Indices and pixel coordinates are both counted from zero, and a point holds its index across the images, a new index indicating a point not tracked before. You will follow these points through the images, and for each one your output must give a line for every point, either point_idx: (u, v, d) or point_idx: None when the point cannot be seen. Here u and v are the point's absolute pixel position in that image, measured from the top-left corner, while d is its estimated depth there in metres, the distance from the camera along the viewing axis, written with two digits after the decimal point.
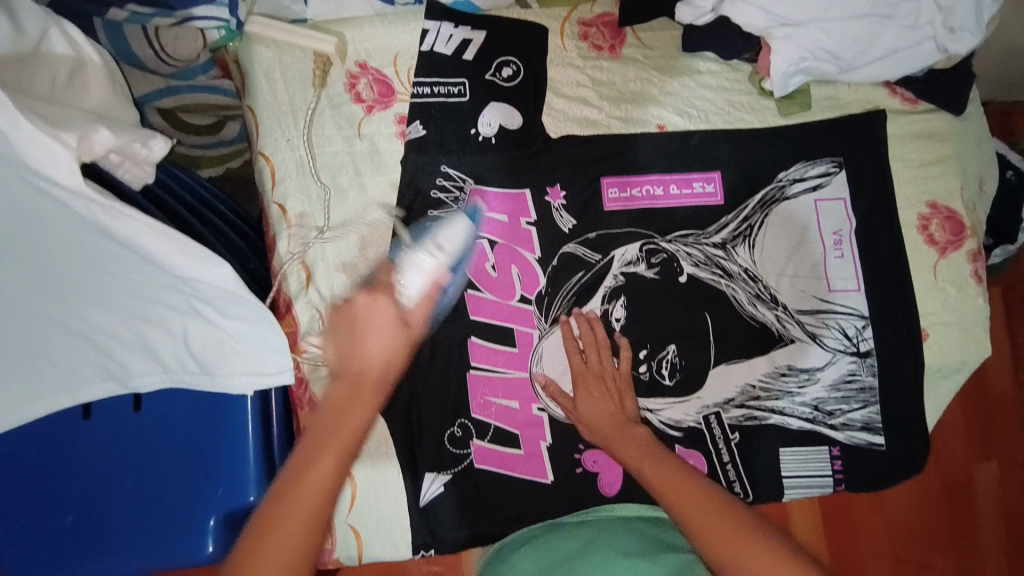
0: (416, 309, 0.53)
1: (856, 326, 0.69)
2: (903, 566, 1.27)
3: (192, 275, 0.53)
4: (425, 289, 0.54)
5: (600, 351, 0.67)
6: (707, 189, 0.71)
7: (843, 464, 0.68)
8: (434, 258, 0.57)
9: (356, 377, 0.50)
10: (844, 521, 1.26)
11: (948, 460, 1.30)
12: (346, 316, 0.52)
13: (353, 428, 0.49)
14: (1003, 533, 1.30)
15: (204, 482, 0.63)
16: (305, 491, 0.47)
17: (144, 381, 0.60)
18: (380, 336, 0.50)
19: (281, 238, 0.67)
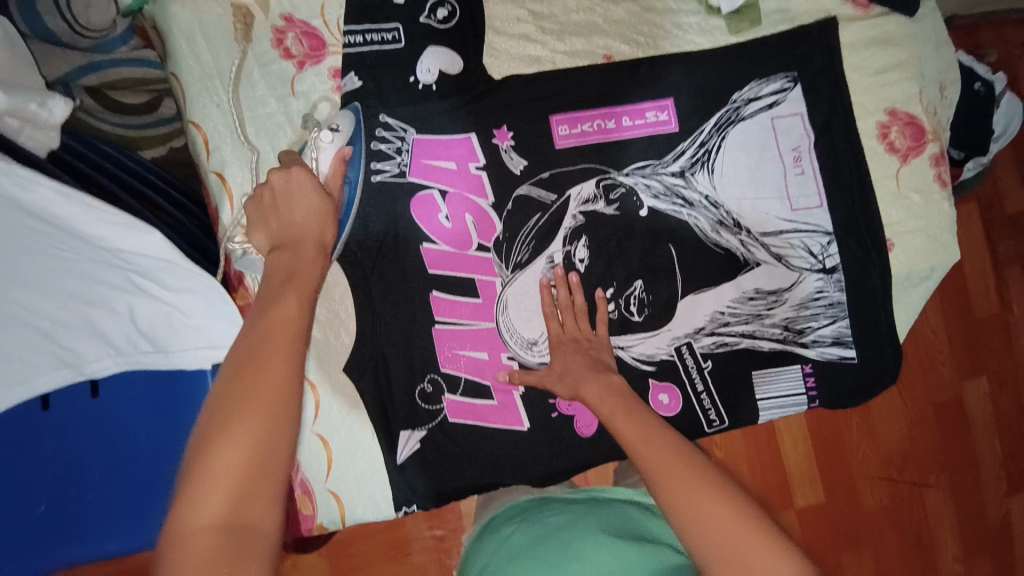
0: (329, 182, 0.57)
1: (820, 242, 0.68)
2: (898, 488, 1.30)
3: (125, 244, 0.55)
4: (334, 163, 0.59)
5: (577, 316, 0.65)
6: (660, 117, 0.69)
7: (817, 380, 0.68)
8: (333, 136, 0.61)
9: (298, 242, 0.51)
10: (836, 449, 1.28)
11: (937, 382, 1.32)
12: (266, 197, 0.53)
13: (306, 269, 0.48)
14: (991, 447, 1.34)
15: (173, 461, 0.63)
16: (272, 325, 0.43)
17: (96, 367, 0.58)
18: (303, 203, 0.52)
19: (224, 207, 0.65)
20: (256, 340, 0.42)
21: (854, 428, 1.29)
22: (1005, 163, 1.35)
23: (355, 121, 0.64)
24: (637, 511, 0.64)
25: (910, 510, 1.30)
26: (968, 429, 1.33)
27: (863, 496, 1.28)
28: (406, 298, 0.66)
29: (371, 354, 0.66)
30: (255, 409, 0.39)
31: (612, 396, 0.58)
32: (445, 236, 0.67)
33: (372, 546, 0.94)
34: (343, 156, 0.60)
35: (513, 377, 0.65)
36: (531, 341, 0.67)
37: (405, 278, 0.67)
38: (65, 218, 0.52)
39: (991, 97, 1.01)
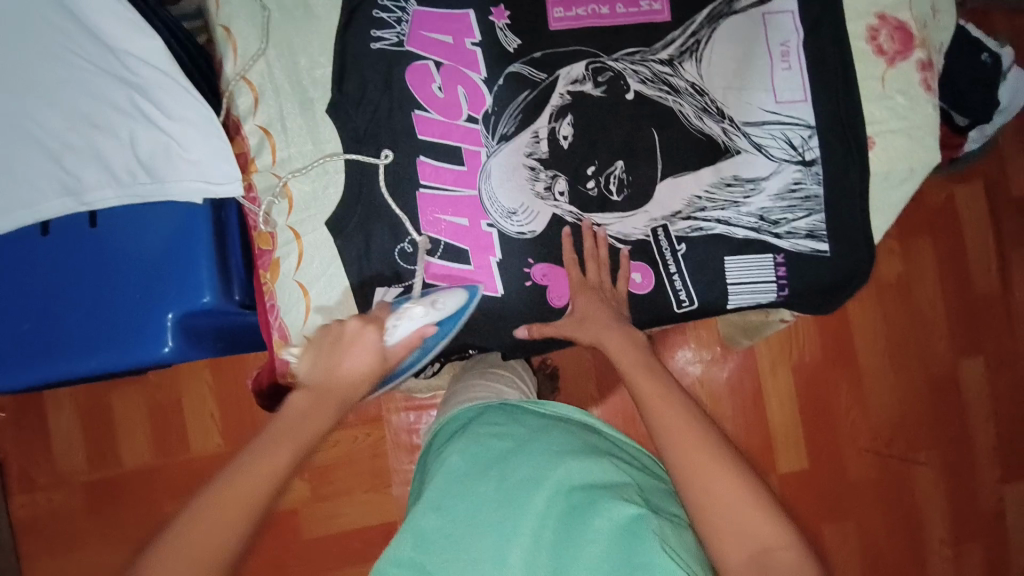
0: (394, 352, 0.61)
1: (801, 136, 0.69)
2: (887, 462, 1.29)
3: (130, 48, 0.61)
4: (408, 339, 0.61)
5: (599, 269, 0.68)
6: (653, 7, 0.71)
7: (788, 270, 0.69)
8: (424, 312, 0.63)
9: (328, 392, 0.56)
10: (828, 419, 1.28)
11: (933, 358, 1.31)
12: (334, 336, 0.59)
13: (316, 423, 0.54)
14: (988, 429, 1.31)
15: (157, 286, 0.64)
16: (249, 472, 0.49)
17: (98, 194, 0.62)
18: (357, 359, 0.58)
19: (228, 59, 0.68)
20: (238, 474, 0.49)
21: (842, 397, 1.28)
22: (1017, 143, 1.31)
23: (460, 307, 0.65)
24: (582, 429, 0.63)
25: (896, 481, 1.29)
26: (962, 406, 1.31)
27: (849, 467, 1.28)
28: (394, 160, 0.68)
29: (357, 212, 0.68)
30: (227, 517, 0.46)
31: (598, 316, 0.66)
32: (436, 105, 0.69)
33: (356, 473, 1.07)
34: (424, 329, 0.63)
35: (533, 334, 0.68)
36: (510, 210, 0.69)
37: (395, 141, 0.69)
38: (92, 17, 0.61)
39: (998, 67, 1.00)
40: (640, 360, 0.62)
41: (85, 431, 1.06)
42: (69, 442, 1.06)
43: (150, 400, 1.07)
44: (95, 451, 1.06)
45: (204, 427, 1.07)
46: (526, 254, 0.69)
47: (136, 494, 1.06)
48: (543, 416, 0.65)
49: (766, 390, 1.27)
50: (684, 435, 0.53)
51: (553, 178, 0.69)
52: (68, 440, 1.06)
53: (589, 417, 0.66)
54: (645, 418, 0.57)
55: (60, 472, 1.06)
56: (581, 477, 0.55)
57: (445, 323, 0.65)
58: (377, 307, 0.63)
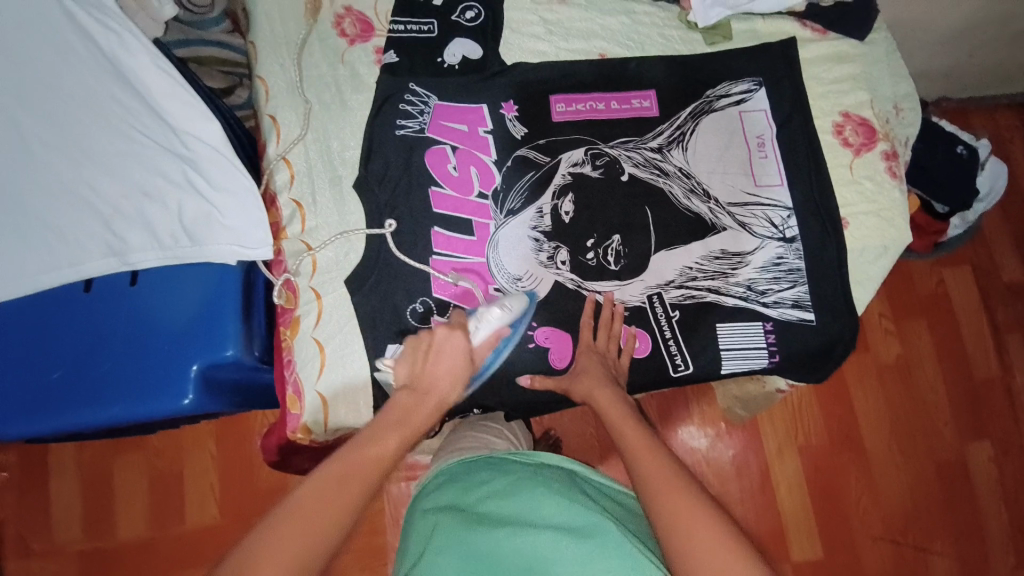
0: (479, 351, 0.66)
1: (781, 215, 0.76)
2: (902, 551, 1.24)
3: (191, 130, 0.71)
4: (487, 340, 0.67)
5: (610, 338, 0.71)
6: (644, 104, 0.81)
7: (777, 337, 0.73)
8: (501, 315, 0.68)
9: (427, 393, 0.60)
10: (836, 503, 1.25)
11: (939, 441, 1.29)
12: (424, 344, 0.63)
13: (420, 418, 0.59)
14: (1005, 517, 1.27)
15: (184, 341, 0.68)
16: (361, 458, 0.53)
17: (141, 257, 0.68)
18: (450, 363, 0.62)
19: (271, 142, 0.78)
20: (352, 460, 0.52)
21: (844, 475, 1.26)
22: (1000, 228, 1.38)
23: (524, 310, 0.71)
24: (561, 474, 0.62)
25: (912, 573, 1.22)
26: (975, 492, 1.27)
27: (862, 556, 1.23)
28: (411, 231, 0.76)
29: (374, 276, 0.74)
30: (336, 499, 0.49)
31: (598, 379, 0.67)
32: (451, 182, 0.78)
33: (353, 547, 1.04)
34: (498, 330, 0.68)
35: (534, 383, 0.70)
36: (516, 276, 0.75)
37: (413, 214, 0.76)
38: (161, 104, 0.71)
39: (973, 160, 1.12)
40: (631, 421, 0.63)
41: (85, 495, 1.06)
42: (67, 507, 1.05)
43: (154, 465, 1.07)
44: (92, 517, 1.05)
45: (205, 496, 1.06)
46: (530, 317, 0.74)
47: (129, 564, 1.04)
48: (529, 466, 0.63)
49: (771, 464, 1.25)
50: (666, 482, 0.55)
51: (556, 249, 0.76)
52: (68, 506, 1.05)
53: (576, 466, 0.64)
54: (631, 476, 0.58)
55: (55, 540, 1.04)
56: (557, 518, 0.54)
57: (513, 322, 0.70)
58: (454, 314, 0.68)
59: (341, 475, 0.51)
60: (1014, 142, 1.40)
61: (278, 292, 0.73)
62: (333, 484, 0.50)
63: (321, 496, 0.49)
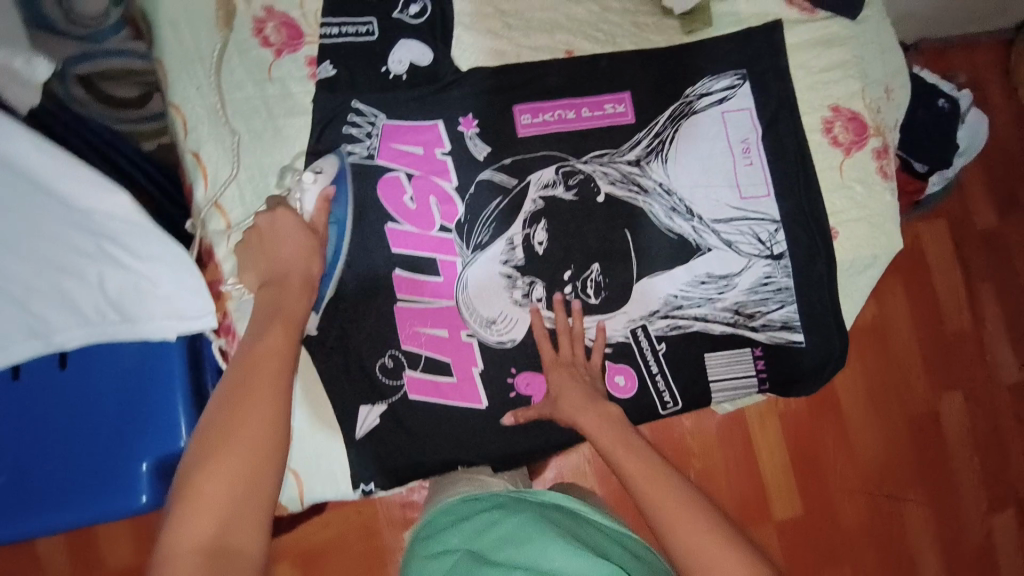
0: (316, 220, 0.63)
1: (769, 230, 0.71)
2: (876, 500, 1.30)
3: (90, 206, 0.54)
4: (318, 205, 0.64)
5: (573, 342, 0.67)
6: (618, 109, 0.72)
7: (766, 363, 0.70)
8: (314, 178, 0.66)
9: (283, 279, 0.56)
10: (816, 462, 1.28)
11: (911, 394, 1.33)
12: (255, 238, 0.59)
13: (293, 299, 0.54)
14: (971, 458, 1.34)
15: (133, 435, 0.63)
16: (262, 360, 0.47)
17: (67, 336, 0.60)
18: (291, 242, 0.58)
19: (198, 185, 0.68)
20: (246, 359, 0.48)
21: (821, 438, 1.29)
22: (976, 181, 1.36)
23: (341, 167, 0.69)
24: (565, 517, 0.61)
25: (885, 519, 1.30)
26: (944, 439, 1.34)
27: (839, 509, 1.28)
28: (369, 276, 0.69)
29: (334, 331, 0.68)
30: (252, 401, 0.45)
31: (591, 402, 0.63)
32: (409, 217, 0.70)
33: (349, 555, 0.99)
34: (327, 193, 0.65)
35: (519, 420, 0.68)
36: (490, 319, 0.70)
37: (370, 259, 0.69)
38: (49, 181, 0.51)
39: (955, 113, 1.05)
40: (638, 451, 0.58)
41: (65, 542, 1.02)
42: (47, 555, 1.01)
43: None
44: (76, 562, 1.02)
45: None
46: (509, 363, 0.70)
47: None
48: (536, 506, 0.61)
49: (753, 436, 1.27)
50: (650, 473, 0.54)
51: (530, 284, 0.70)
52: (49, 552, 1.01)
53: (578, 505, 0.64)
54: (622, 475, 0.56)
55: None
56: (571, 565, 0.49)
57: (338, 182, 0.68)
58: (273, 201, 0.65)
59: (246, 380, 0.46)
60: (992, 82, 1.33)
61: (223, 355, 0.69)
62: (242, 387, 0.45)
63: (233, 412, 0.44)
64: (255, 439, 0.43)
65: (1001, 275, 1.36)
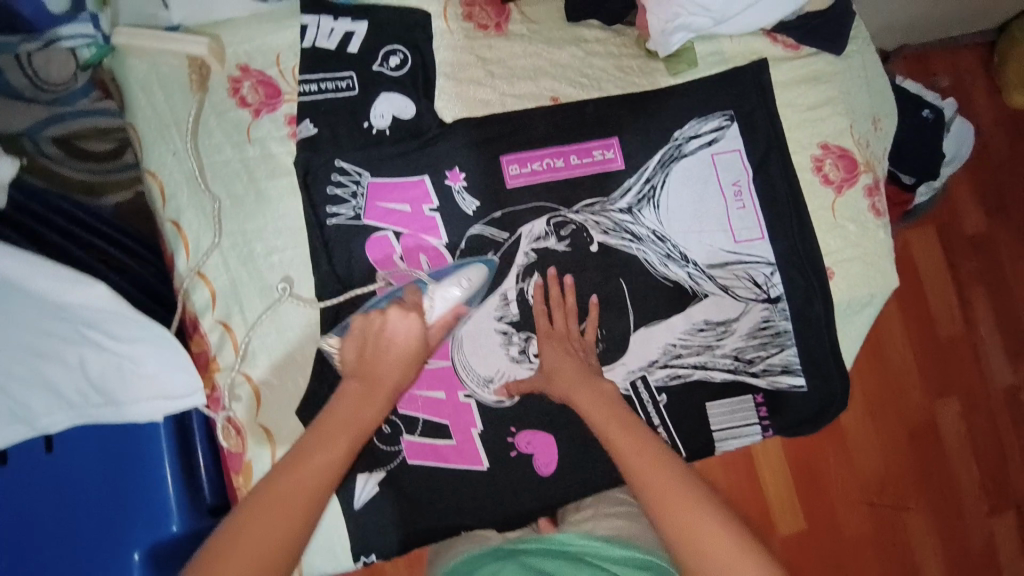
0: (434, 333, 0.62)
1: (764, 273, 0.70)
2: (878, 510, 1.25)
3: (65, 297, 0.53)
4: (445, 317, 0.63)
5: (567, 316, 0.68)
6: (607, 155, 0.71)
7: (768, 409, 0.70)
8: (459, 291, 0.64)
9: (375, 383, 0.56)
10: (814, 474, 1.22)
11: (908, 401, 1.28)
12: (370, 330, 0.58)
13: (373, 411, 0.55)
14: (969, 459, 1.30)
15: (120, 522, 0.59)
16: (293, 482, 0.48)
17: (49, 421, 0.56)
18: (400, 350, 0.57)
19: (179, 255, 0.65)
20: (297, 472, 0.48)
21: (819, 454, 1.22)
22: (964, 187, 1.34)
23: (484, 279, 0.66)
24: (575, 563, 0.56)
25: (887, 527, 1.25)
26: (943, 447, 1.30)
27: (840, 522, 1.23)
28: None
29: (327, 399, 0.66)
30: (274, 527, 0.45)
31: (606, 408, 0.59)
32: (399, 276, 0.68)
33: None
34: (456, 309, 0.64)
35: (511, 390, 0.68)
36: (487, 378, 0.68)
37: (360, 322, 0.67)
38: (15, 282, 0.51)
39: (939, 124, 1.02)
40: (658, 456, 0.52)
41: None
42: None
43: None
44: None
45: None
46: (508, 422, 0.68)
47: None
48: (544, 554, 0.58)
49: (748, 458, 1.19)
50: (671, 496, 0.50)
51: (526, 340, 0.68)
52: None
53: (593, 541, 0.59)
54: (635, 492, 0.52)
55: None
56: None
57: (471, 298, 0.66)
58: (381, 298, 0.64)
59: (271, 502, 0.46)
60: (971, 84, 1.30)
61: (223, 433, 0.65)
62: (266, 508, 0.46)
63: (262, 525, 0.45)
64: (260, 565, 0.44)
65: (990, 276, 1.33)
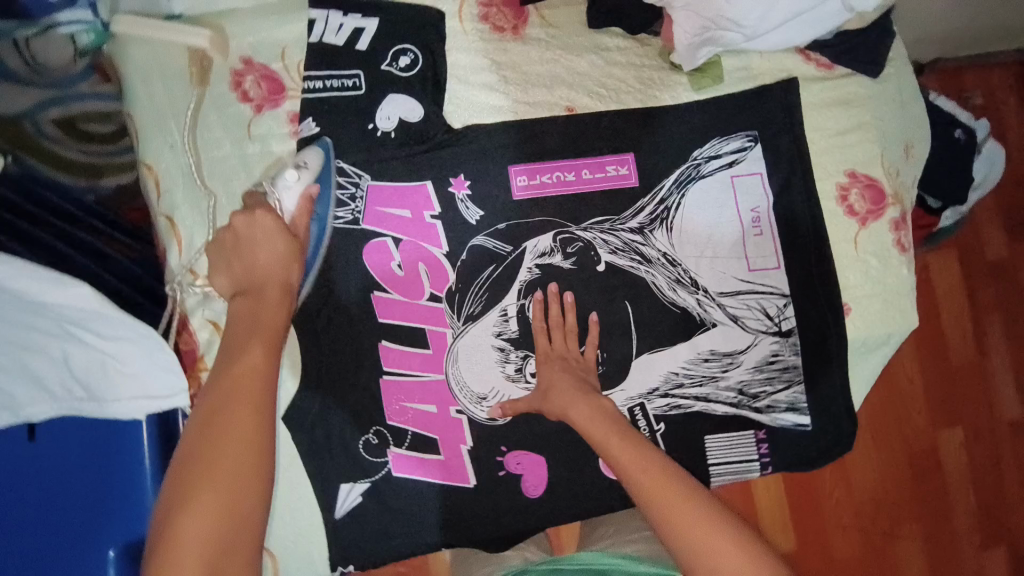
0: (296, 223, 0.56)
1: (777, 305, 0.67)
2: (871, 537, 1.09)
3: (50, 298, 0.52)
4: (301, 204, 0.57)
5: (566, 335, 0.65)
6: (620, 172, 0.68)
7: (769, 445, 0.67)
8: (299, 175, 0.59)
9: (261, 288, 0.51)
10: (813, 496, 1.07)
11: (910, 428, 1.12)
12: (228, 241, 0.53)
13: (272, 317, 0.49)
14: (972, 500, 1.14)
15: (96, 519, 0.57)
16: (238, 397, 0.44)
17: (33, 410, 0.54)
18: (268, 246, 0.52)
19: (171, 251, 0.63)
20: (229, 388, 0.44)
21: (834, 497, 1.08)
22: None
23: (324, 161, 0.63)
24: None
25: (878, 561, 1.09)
26: (966, 494, 1.13)
27: (833, 540, 1.08)
28: (353, 348, 0.65)
29: (315, 407, 0.64)
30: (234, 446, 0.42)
31: (600, 416, 0.56)
32: (397, 285, 0.66)
33: None
34: (307, 193, 0.59)
35: (505, 410, 0.65)
36: (481, 395, 0.66)
37: (352, 329, 0.65)
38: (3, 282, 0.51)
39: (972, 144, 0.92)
40: (645, 452, 0.50)
41: None
42: None
43: None
44: None
45: None
46: (499, 441, 0.66)
47: None
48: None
49: (755, 500, 1.05)
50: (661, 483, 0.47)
51: (524, 358, 0.66)
52: None
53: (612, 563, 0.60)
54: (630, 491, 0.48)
55: None
56: None
57: (319, 182, 0.62)
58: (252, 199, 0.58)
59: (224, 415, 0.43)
60: (1015, 101, 1.15)
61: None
62: (221, 430, 0.43)
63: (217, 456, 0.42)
64: (232, 488, 0.41)
65: (1015, 304, 1.17)
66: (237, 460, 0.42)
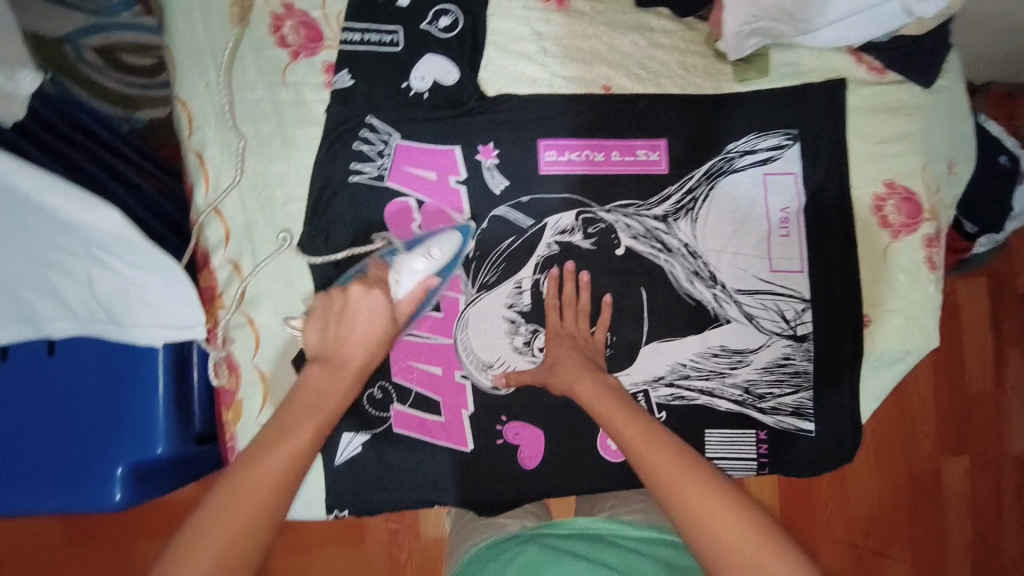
0: (403, 308, 0.56)
1: (794, 308, 0.66)
2: (860, 556, 1.08)
3: (78, 220, 0.51)
4: (414, 292, 0.57)
5: (578, 314, 0.65)
6: (651, 157, 0.67)
7: (769, 447, 0.66)
8: (426, 264, 0.59)
9: (343, 363, 0.49)
10: (806, 507, 1.07)
11: (915, 451, 1.10)
12: (335, 305, 0.51)
13: (335, 399, 0.48)
14: (968, 531, 1.12)
15: (108, 434, 0.60)
16: (275, 455, 0.42)
17: (53, 328, 0.59)
18: (369, 323, 0.51)
19: (199, 188, 0.64)
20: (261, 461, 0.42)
21: (827, 511, 1.08)
22: None
23: (457, 250, 0.63)
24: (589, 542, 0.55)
25: None
26: (962, 525, 1.12)
27: (821, 553, 1.08)
28: None
29: None
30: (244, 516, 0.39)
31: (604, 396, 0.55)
32: None
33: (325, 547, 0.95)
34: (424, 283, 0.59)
35: (509, 380, 0.65)
36: (486, 363, 0.66)
37: None
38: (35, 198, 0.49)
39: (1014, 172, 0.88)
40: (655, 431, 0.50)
41: None
42: None
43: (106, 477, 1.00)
44: None
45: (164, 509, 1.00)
46: (500, 410, 0.66)
47: None
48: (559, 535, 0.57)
49: None
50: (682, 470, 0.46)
51: (533, 333, 0.66)
52: None
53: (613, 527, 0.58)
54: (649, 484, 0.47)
55: None
56: None
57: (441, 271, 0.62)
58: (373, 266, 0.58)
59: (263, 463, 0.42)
60: None
61: (216, 368, 0.65)
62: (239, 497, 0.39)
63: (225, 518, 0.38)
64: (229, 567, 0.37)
65: None
66: (241, 529, 0.38)
